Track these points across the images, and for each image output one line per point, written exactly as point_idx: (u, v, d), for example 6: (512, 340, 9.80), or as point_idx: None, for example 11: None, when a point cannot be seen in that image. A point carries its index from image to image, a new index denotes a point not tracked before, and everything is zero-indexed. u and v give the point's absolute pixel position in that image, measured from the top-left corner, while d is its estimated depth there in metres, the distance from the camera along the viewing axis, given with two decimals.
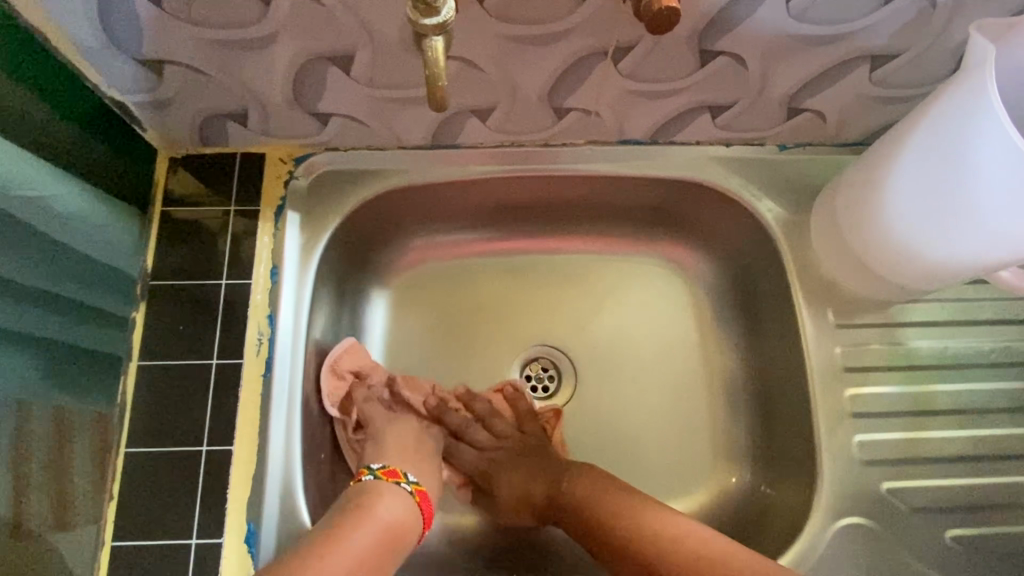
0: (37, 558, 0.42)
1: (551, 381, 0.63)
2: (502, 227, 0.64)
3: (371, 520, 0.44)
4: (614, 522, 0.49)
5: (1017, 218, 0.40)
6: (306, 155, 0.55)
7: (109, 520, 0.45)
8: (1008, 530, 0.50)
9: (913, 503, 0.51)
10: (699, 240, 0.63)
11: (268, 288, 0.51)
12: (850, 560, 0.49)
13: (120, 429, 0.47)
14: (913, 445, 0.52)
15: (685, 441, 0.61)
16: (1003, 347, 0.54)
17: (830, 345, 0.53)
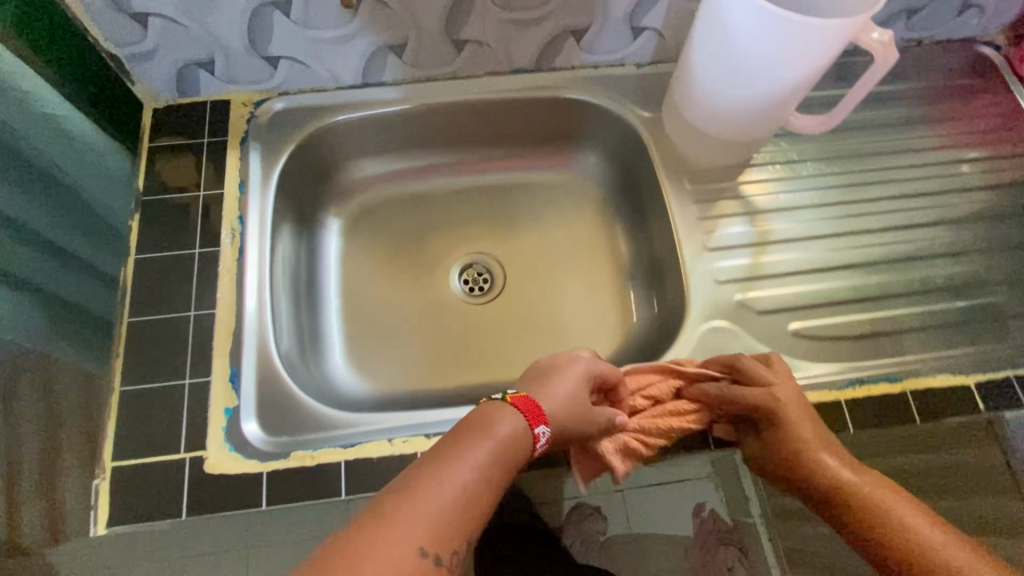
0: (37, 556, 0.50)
1: (485, 281, 0.79)
2: (434, 156, 0.80)
3: (487, 435, 0.46)
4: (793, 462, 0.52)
5: (768, 57, 0.55)
6: (262, 100, 0.71)
7: (105, 448, 0.55)
8: (838, 320, 0.63)
9: (760, 308, 0.64)
10: (589, 149, 0.79)
11: (237, 196, 0.66)
12: (715, 351, 0.62)
13: (116, 355, 0.59)
14: (755, 268, 0.65)
15: (595, 311, 0.76)
16: (819, 193, 0.70)
17: (687, 201, 0.69)
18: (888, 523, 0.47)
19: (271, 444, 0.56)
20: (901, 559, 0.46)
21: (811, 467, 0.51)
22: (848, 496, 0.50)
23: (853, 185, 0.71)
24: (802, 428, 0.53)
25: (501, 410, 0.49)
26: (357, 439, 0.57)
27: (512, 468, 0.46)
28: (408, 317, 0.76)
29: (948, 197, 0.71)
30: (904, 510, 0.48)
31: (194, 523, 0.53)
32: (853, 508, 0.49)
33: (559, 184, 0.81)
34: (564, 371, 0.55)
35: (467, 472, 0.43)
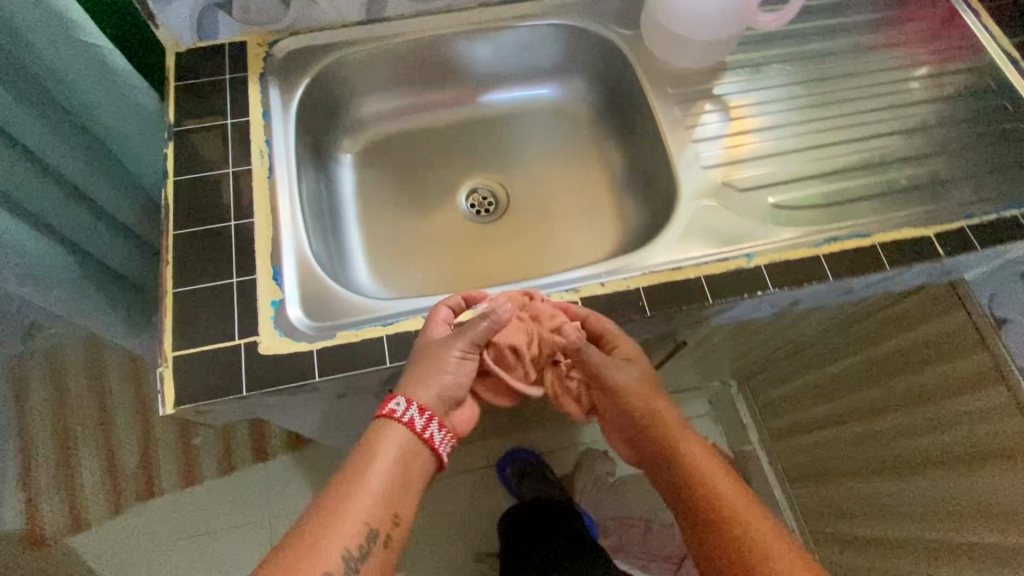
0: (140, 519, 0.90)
1: (490, 204, 0.86)
2: (435, 89, 0.86)
3: (381, 460, 0.55)
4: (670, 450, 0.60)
5: None
6: (276, 41, 0.77)
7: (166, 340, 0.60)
8: (810, 192, 0.72)
9: (741, 186, 0.72)
10: (576, 75, 0.87)
11: (263, 124, 0.72)
12: (705, 223, 0.69)
13: (166, 263, 0.64)
14: (734, 154, 0.74)
15: (594, 219, 0.83)
16: (785, 89, 0.79)
17: (670, 103, 0.77)
18: (739, 523, 0.54)
19: (317, 329, 0.62)
20: (742, 546, 0.53)
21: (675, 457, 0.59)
22: (704, 492, 0.57)
23: (811, 83, 0.80)
24: (686, 441, 0.60)
25: (385, 428, 0.57)
26: (395, 318, 0.63)
27: (414, 474, 0.57)
28: (422, 238, 0.82)
29: (893, 89, 0.81)
30: (739, 500, 0.56)
31: (255, 397, 0.59)
32: (696, 499, 0.57)
33: (550, 110, 0.88)
34: (444, 365, 0.58)
35: (368, 494, 0.54)
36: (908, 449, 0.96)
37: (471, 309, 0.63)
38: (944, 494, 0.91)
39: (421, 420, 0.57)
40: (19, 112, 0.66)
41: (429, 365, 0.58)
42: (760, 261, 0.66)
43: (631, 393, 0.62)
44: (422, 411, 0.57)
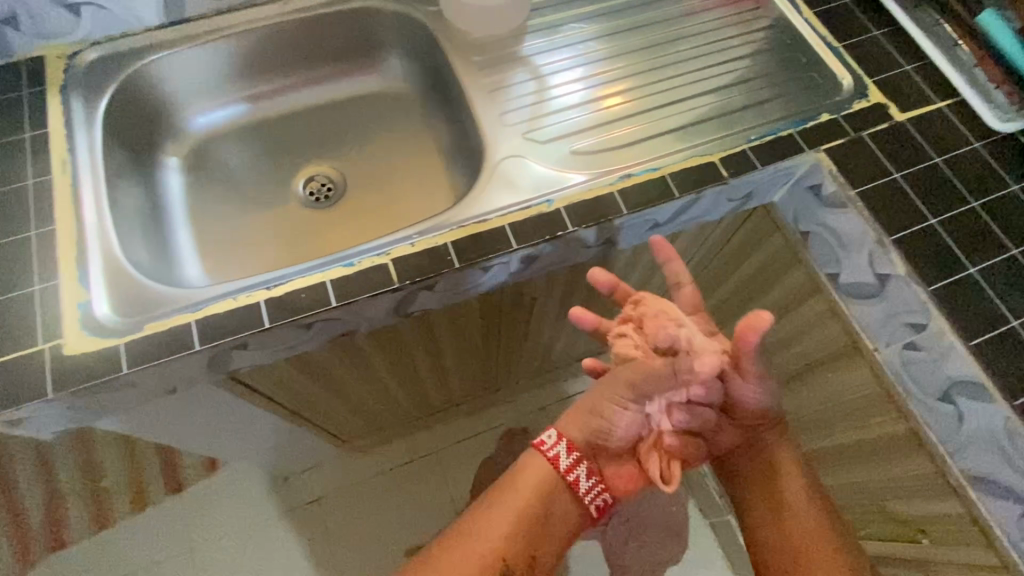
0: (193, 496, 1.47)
1: (326, 189, 0.87)
2: (258, 85, 0.88)
3: (514, 497, 0.66)
4: (777, 476, 0.72)
5: None
6: (76, 52, 0.77)
7: None
8: (608, 137, 0.77)
9: (543, 138, 0.76)
10: (395, 55, 0.89)
11: (64, 134, 0.72)
12: (509, 177, 0.73)
13: None
14: (536, 110, 0.78)
15: (427, 189, 0.86)
16: (584, 47, 0.85)
17: (474, 70, 0.81)
18: (787, 530, 0.70)
19: (126, 323, 0.63)
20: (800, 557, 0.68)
21: (777, 480, 0.72)
22: (766, 503, 0.72)
23: (606, 39, 0.86)
24: (789, 454, 0.73)
25: (534, 459, 0.68)
26: (206, 302, 0.64)
27: (535, 518, 0.65)
28: (258, 231, 0.83)
29: (682, 39, 0.88)
30: (798, 524, 0.70)
31: (64, 398, 0.59)
32: (773, 505, 0.71)
33: (376, 93, 0.91)
34: (599, 410, 0.67)
35: (501, 536, 0.64)
36: None
37: (281, 283, 0.64)
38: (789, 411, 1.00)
39: (566, 460, 0.67)
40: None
41: (581, 415, 0.68)
42: (558, 204, 0.70)
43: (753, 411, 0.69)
44: (568, 450, 0.68)
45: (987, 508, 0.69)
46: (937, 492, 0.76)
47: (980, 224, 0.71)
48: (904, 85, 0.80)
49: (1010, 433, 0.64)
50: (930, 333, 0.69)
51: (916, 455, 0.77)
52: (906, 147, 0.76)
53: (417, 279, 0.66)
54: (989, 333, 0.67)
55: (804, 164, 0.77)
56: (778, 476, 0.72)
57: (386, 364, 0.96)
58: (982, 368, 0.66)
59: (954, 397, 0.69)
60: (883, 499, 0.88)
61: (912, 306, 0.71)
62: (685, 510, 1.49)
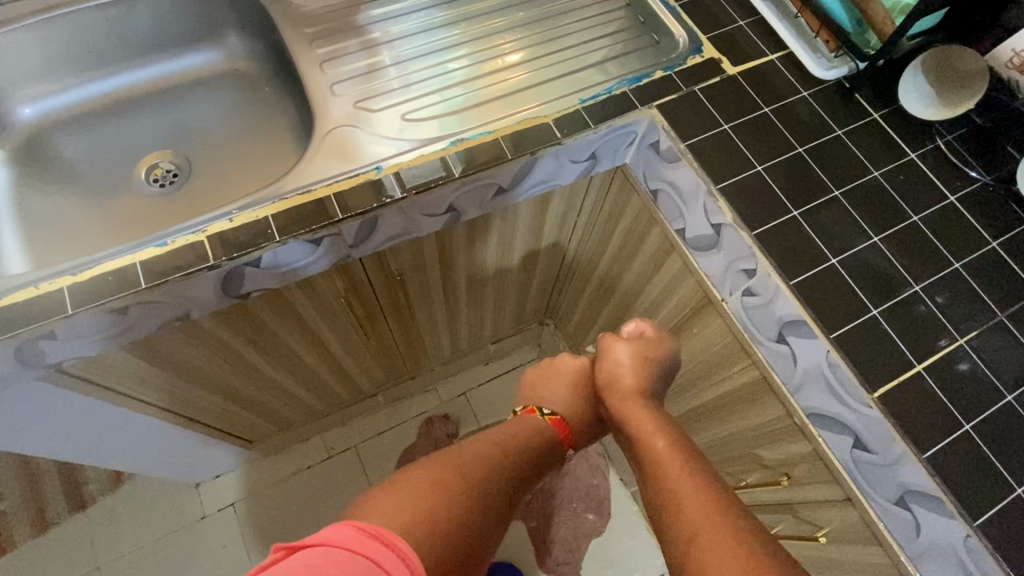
0: (102, 508, 1.43)
1: (170, 174, 0.83)
2: (93, 73, 0.85)
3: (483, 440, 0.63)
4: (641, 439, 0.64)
5: None
6: None
7: None
8: (442, 102, 0.77)
9: (374, 108, 0.75)
10: (236, 34, 0.88)
11: None
12: (337, 147, 0.72)
13: None
14: (370, 81, 0.77)
15: (273, 166, 0.83)
16: (425, 17, 0.84)
17: (308, 44, 0.79)
18: (669, 468, 0.58)
19: None
20: (693, 483, 0.56)
21: (653, 461, 0.60)
22: (658, 477, 0.58)
23: (444, 5, 0.86)
24: (644, 415, 0.68)
25: (531, 426, 0.71)
26: (7, 291, 0.61)
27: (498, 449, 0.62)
28: (94, 222, 0.79)
29: (523, 5, 0.89)
30: (679, 476, 0.57)
31: None
32: (659, 497, 0.56)
33: (224, 75, 0.89)
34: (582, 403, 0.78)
35: (493, 453, 0.61)
36: None
37: (89, 267, 0.62)
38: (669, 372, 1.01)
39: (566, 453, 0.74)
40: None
41: (576, 408, 0.77)
42: (388, 170, 0.69)
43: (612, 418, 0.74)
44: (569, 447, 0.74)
45: (827, 444, 0.70)
46: (790, 432, 0.77)
47: (805, 170, 0.74)
48: (736, 40, 0.82)
49: (832, 366, 0.66)
50: (760, 276, 0.71)
51: (768, 398, 0.78)
52: (736, 99, 0.78)
53: (235, 254, 0.64)
54: (810, 271, 0.69)
55: (641, 122, 0.78)
56: (655, 459, 0.60)
57: (260, 356, 0.93)
58: (804, 304, 0.68)
59: (787, 336, 0.70)
60: (754, 448, 0.89)
61: (743, 252, 0.72)
62: (607, 483, 1.51)
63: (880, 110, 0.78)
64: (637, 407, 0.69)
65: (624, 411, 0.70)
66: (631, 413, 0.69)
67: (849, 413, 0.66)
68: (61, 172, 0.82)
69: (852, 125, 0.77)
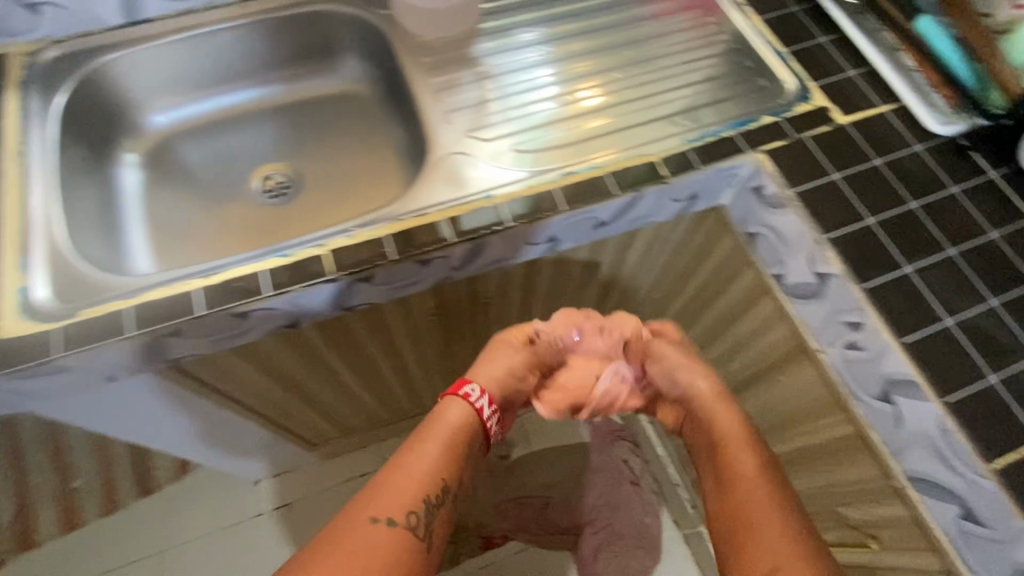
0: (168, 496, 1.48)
1: (281, 185, 0.88)
2: (216, 85, 0.90)
3: (404, 470, 0.62)
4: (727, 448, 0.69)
5: None
6: (38, 50, 0.79)
7: None
8: (549, 136, 0.79)
9: (485, 136, 0.78)
10: (352, 59, 0.92)
11: (19, 127, 0.74)
12: (449, 173, 0.75)
13: None
14: (481, 111, 0.80)
15: (379, 185, 0.87)
16: (534, 51, 0.87)
17: (424, 72, 0.83)
18: (758, 493, 0.64)
19: (62, 306, 0.64)
20: (786, 515, 0.62)
21: (741, 477, 0.66)
22: (742, 497, 0.64)
23: (550, 42, 0.89)
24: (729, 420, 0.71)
25: (456, 404, 0.69)
26: (144, 289, 0.66)
27: (431, 470, 0.63)
28: (211, 227, 0.83)
29: (626, 45, 0.91)
30: (763, 500, 0.63)
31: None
32: (741, 530, 0.62)
33: (334, 94, 0.93)
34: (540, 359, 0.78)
35: (425, 472, 0.62)
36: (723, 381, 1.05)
37: (218, 270, 0.66)
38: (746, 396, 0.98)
39: (488, 408, 0.71)
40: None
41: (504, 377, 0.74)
42: (499, 199, 0.72)
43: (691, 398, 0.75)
44: (490, 402, 0.71)
45: (929, 511, 0.66)
46: (885, 496, 0.73)
47: (916, 227, 0.72)
48: (846, 90, 0.81)
49: (943, 430, 0.64)
50: (867, 331, 0.69)
51: (861, 457, 0.75)
52: (846, 150, 0.77)
53: (353, 270, 0.67)
54: (923, 331, 0.67)
55: (745, 166, 0.78)
56: (738, 471, 0.67)
57: (345, 365, 0.96)
58: (914, 365, 0.66)
59: (893, 395, 0.67)
60: (837, 505, 0.87)
61: (848, 304, 0.71)
62: (659, 522, 1.48)
63: (995, 168, 0.75)
64: (722, 411, 0.72)
65: (709, 411, 0.73)
66: (716, 416, 0.72)
67: (957, 480, 0.63)
68: (183, 176, 0.87)
69: (969, 182, 0.75)
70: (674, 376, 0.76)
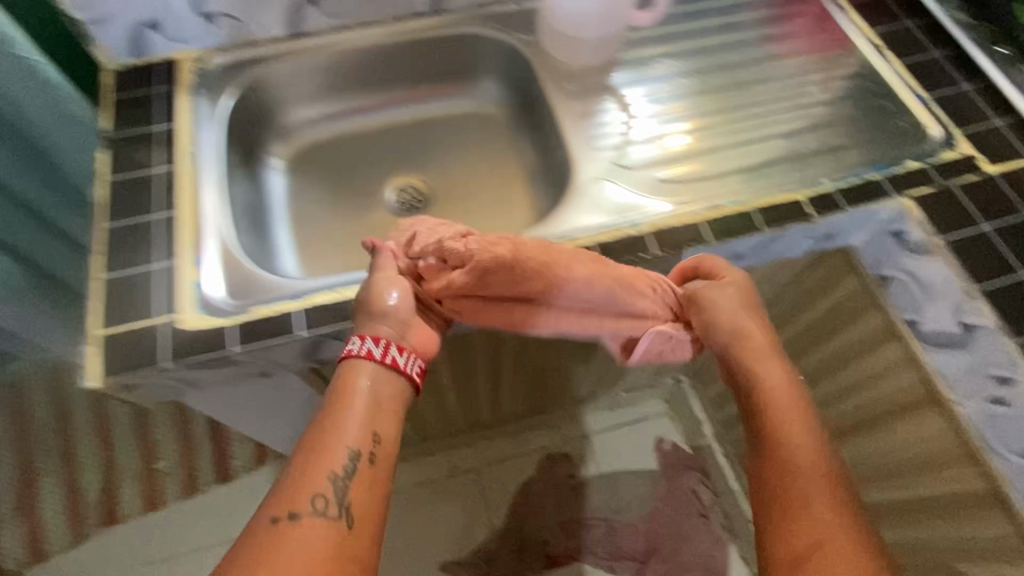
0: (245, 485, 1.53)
1: (414, 197, 0.91)
2: (360, 98, 0.94)
3: (329, 446, 0.56)
4: (776, 425, 0.62)
5: None
6: (207, 57, 0.84)
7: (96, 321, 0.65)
8: (690, 168, 0.80)
9: (627, 165, 0.80)
10: (488, 80, 0.95)
11: (191, 129, 0.78)
12: (596, 199, 0.77)
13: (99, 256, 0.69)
14: (623, 139, 0.82)
15: (510, 204, 0.89)
16: (672, 84, 0.89)
17: (568, 98, 0.85)
18: (797, 465, 0.60)
19: (235, 304, 0.68)
20: (833, 490, 0.58)
21: (782, 446, 0.61)
22: (786, 469, 0.60)
23: (688, 76, 0.90)
24: (768, 378, 0.65)
25: (352, 370, 0.61)
26: (309, 292, 0.69)
27: (358, 440, 0.57)
28: (350, 233, 0.87)
29: (762, 82, 0.91)
30: (812, 470, 0.59)
31: (177, 368, 0.63)
32: (779, 509, 0.58)
33: (468, 113, 0.96)
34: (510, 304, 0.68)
35: (332, 450, 0.56)
36: None
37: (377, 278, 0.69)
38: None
39: (378, 349, 0.62)
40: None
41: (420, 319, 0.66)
42: (646, 228, 0.73)
43: (772, 389, 0.64)
44: (377, 340, 0.62)
45: None
46: (921, 401, 0.76)
47: None
48: (995, 141, 0.81)
49: None
50: (1020, 386, 0.69)
51: (989, 517, 0.72)
52: (994, 202, 0.76)
53: None
54: None
55: (889, 209, 0.78)
56: (776, 438, 0.62)
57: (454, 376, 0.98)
58: None
59: None
60: (947, 565, 0.82)
61: (999, 358, 0.71)
62: (725, 555, 1.47)
63: None
64: (782, 380, 0.65)
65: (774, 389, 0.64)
66: (775, 387, 0.64)
67: None
68: (323, 182, 0.91)
69: None
70: (713, 334, 0.68)
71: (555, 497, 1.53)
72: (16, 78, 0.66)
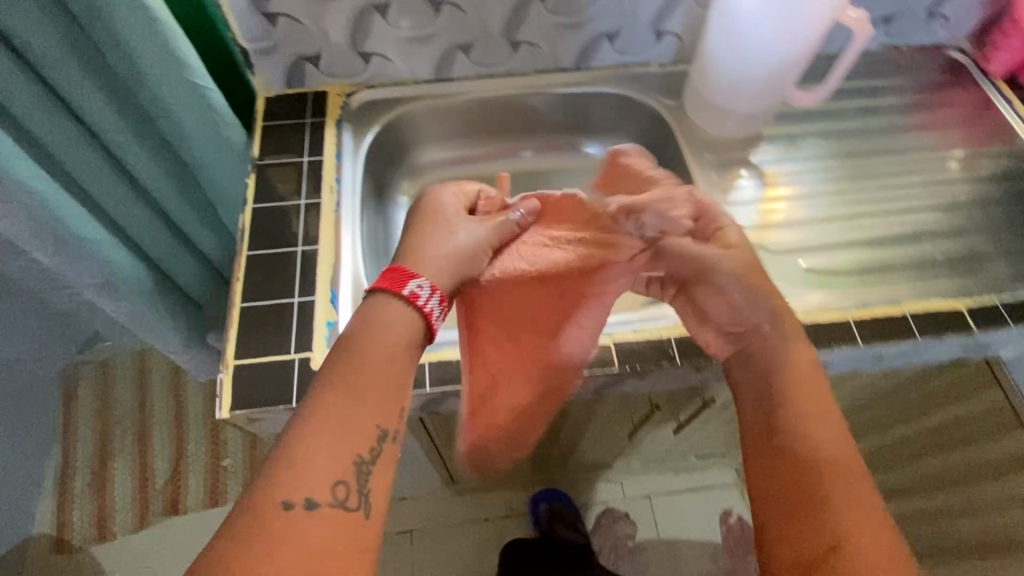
0: None
1: None
2: (490, 144, 0.94)
3: (341, 401, 0.52)
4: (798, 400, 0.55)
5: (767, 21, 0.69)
6: (354, 92, 0.85)
7: (228, 351, 0.65)
8: (838, 260, 0.75)
9: (768, 248, 0.76)
10: (620, 139, 0.93)
11: (334, 163, 0.79)
12: None
13: (237, 283, 0.69)
14: (765, 221, 0.78)
15: None
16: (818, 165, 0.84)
17: (708, 169, 0.82)
18: (826, 458, 0.52)
19: None
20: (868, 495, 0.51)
21: (792, 422, 0.54)
22: (813, 453, 0.52)
23: (840, 158, 0.85)
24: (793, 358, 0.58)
25: (400, 310, 0.58)
26: (436, 347, 0.67)
27: (371, 396, 0.53)
28: None
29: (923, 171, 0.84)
30: (844, 459, 0.52)
31: None
32: (806, 495, 0.50)
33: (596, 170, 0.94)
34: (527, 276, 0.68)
35: (340, 411, 0.51)
36: (928, 538, 0.94)
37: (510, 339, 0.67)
38: (920, 541, 0.97)
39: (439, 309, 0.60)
40: (57, 48, 0.62)
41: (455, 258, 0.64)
42: None
43: (785, 374, 0.57)
44: (441, 300, 0.61)
45: None
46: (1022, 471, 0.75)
47: None
48: None
49: None
50: None
51: None
52: None
53: (637, 368, 0.66)
54: None
55: None
56: (792, 409, 0.55)
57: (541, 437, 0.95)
58: None
59: None
60: None
61: None
62: None
63: None
64: (811, 377, 0.57)
65: (799, 379, 0.56)
66: (800, 377, 0.57)
67: None
68: None
69: None
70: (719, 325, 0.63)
71: (611, 559, 1.46)
72: (176, 76, 0.69)
